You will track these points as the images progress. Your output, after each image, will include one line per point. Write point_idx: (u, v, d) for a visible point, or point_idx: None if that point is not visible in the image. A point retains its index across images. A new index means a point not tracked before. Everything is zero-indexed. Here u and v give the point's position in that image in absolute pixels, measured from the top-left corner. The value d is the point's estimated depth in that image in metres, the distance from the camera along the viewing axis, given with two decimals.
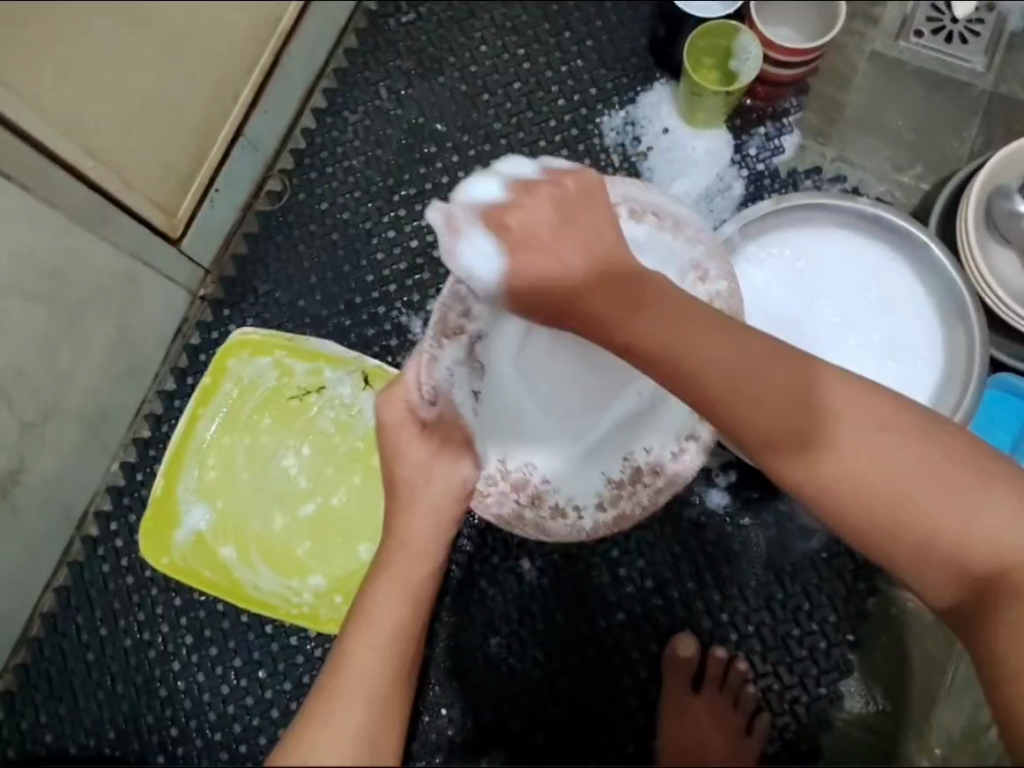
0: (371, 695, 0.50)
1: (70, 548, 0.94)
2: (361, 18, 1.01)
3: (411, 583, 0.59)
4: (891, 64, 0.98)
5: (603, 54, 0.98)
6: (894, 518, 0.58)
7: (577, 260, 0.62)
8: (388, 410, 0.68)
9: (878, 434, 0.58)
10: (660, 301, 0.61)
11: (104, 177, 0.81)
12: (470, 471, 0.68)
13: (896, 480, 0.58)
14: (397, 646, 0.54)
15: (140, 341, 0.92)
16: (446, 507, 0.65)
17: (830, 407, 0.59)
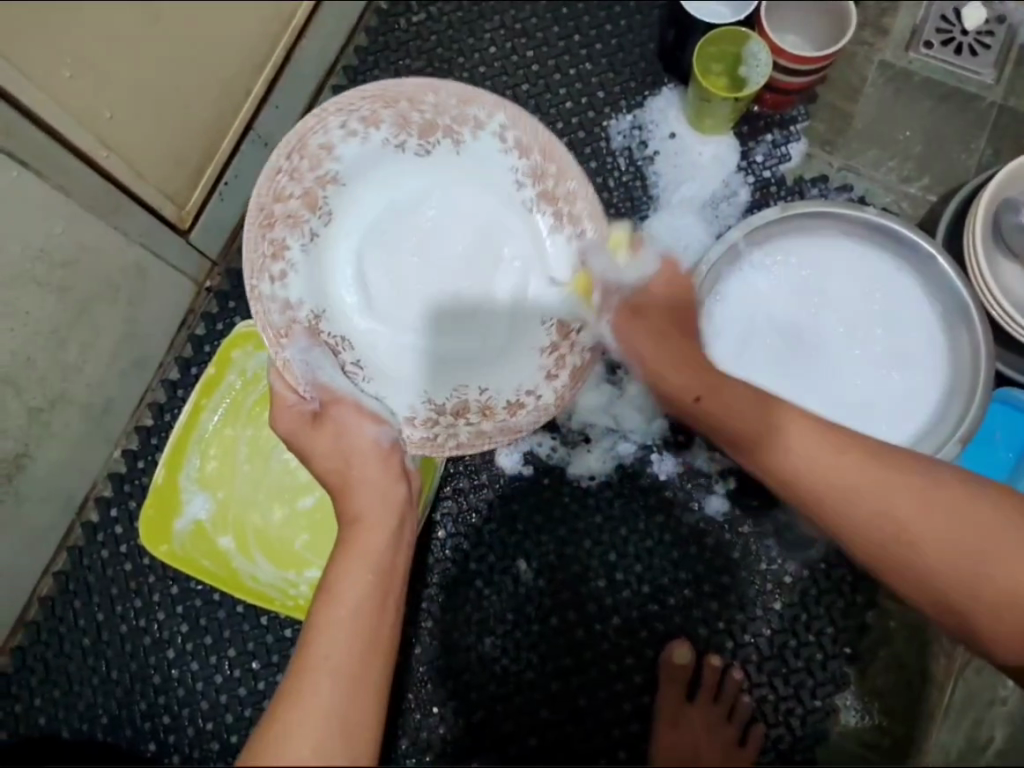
0: (336, 667, 0.50)
1: (70, 534, 0.94)
2: (373, 18, 1.02)
3: (377, 562, 0.59)
4: (900, 75, 0.98)
5: (612, 59, 0.99)
6: (954, 596, 0.64)
7: (682, 362, 0.76)
8: (280, 420, 0.72)
9: (933, 511, 0.64)
10: (746, 401, 0.71)
11: (119, 167, 0.82)
12: (377, 431, 0.72)
13: (954, 556, 0.64)
14: (364, 620, 0.53)
15: (146, 330, 0.93)
16: (384, 474, 0.67)
17: (892, 486, 0.66)
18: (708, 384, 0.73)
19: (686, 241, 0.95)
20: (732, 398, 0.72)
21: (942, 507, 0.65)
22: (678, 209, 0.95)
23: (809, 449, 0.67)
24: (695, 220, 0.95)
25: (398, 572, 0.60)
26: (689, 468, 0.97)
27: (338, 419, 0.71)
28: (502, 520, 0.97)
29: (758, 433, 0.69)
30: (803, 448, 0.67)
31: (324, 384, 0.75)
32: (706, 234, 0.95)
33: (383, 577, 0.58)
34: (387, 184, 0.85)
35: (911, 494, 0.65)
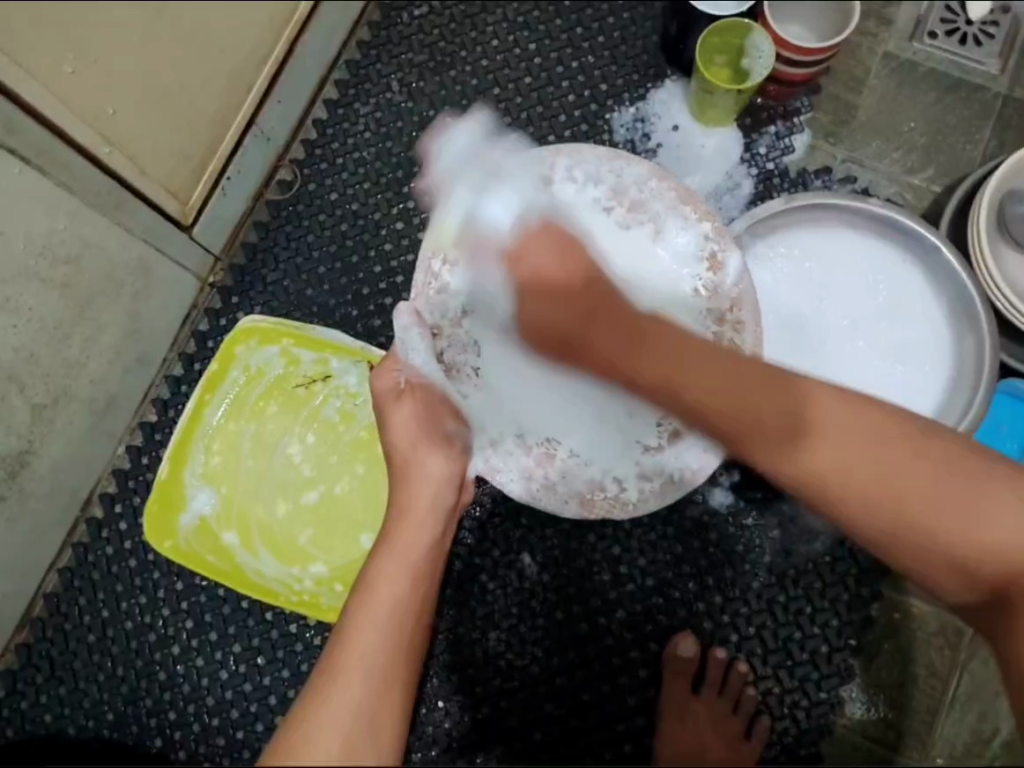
0: (369, 662, 0.52)
1: (75, 530, 0.94)
2: (375, 12, 1.02)
3: (414, 560, 0.60)
4: (904, 65, 0.97)
5: (615, 51, 0.99)
6: (900, 527, 0.62)
7: (577, 284, 0.64)
8: (381, 382, 0.72)
9: (877, 454, 0.62)
10: (629, 331, 0.63)
11: (121, 163, 0.82)
12: (454, 428, 0.73)
13: (893, 487, 0.61)
14: (402, 615, 0.56)
15: (150, 326, 0.93)
16: (447, 473, 0.68)
17: (849, 434, 0.62)
18: (622, 328, 0.64)
19: None
20: (595, 334, 0.63)
21: (882, 451, 0.62)
22: None
23: (742, 375, 0.63)
24: None
25: (433, 563, 0.62)
26: None
27: (422, 400, 0.71)
28: (507, 514, 0.97)
29: (745, 404, 0.63)
30: (722, 381, 0.63)
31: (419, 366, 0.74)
32: None
33: (417, 577, 0.59)
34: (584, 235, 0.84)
35: (861, 430, 0.62)
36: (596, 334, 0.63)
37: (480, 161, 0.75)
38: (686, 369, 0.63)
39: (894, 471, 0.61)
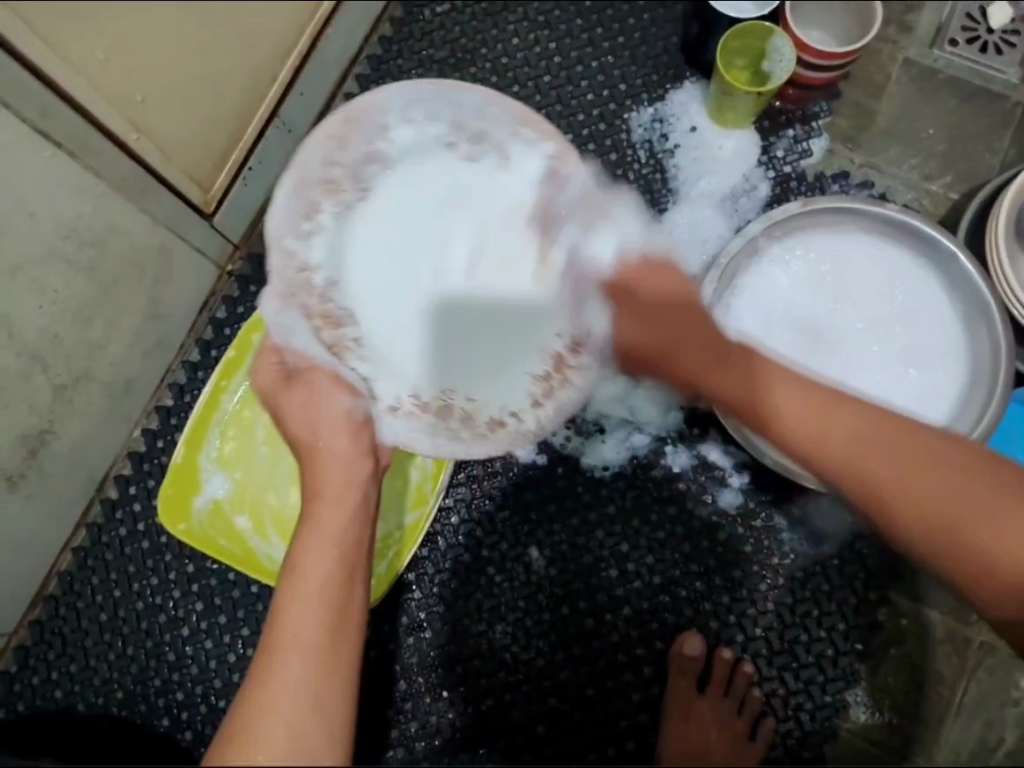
0: (306, 644, 0.50)
1: (89, 510, 0.96)
2: (398, 9, 1.03)
3: (341, 535, 0.58)
4: (924, 72, 0.98)
5: (635, 52, 0.99)
6: (951, 546, 0.58)
7: (677, 296, 0.71)
8: (261, 375, 0.70)
9: (943, 475, 0.59)
10: (710, 355, 0.68)
11: (148, 150, 0.83)
12: (353, 403, 0.68)
13: (955, 514, 0.58)
14: (330, 594, 0.54)
15: (169, 311, 0.94)
16: (355, 448, 0.65)
17: (824, 406, 0.62)
18: (722, 363, 0.67)
19: (705, 236, 0.95)
20: (719, 375, 0.67)
21: (955, 475, 0.59)
22: (697, 202, 0.96)
23: (808, 401, 0.63)
24: (715, 214, 0.95)
25: (360, 536, 0.60)
26: (703, 461, 0.97)
27: (313, 382, 0.68)
28: (515, 508, 0.97)
29: (789, 409, 0.63)
30: (796, 400, 0.63)
31: (298, 348, 0.71)
32: (725, 229, 0.95)
33: (344, 550, 0.57)
34: (405, 184, 0.81)
35: (921, 454, 0.59)
36: (696, 329, 0.69)
37: (348, 132, 0.74)
38: (750, 375, 0.66)
39: (961, 495, 0.58)
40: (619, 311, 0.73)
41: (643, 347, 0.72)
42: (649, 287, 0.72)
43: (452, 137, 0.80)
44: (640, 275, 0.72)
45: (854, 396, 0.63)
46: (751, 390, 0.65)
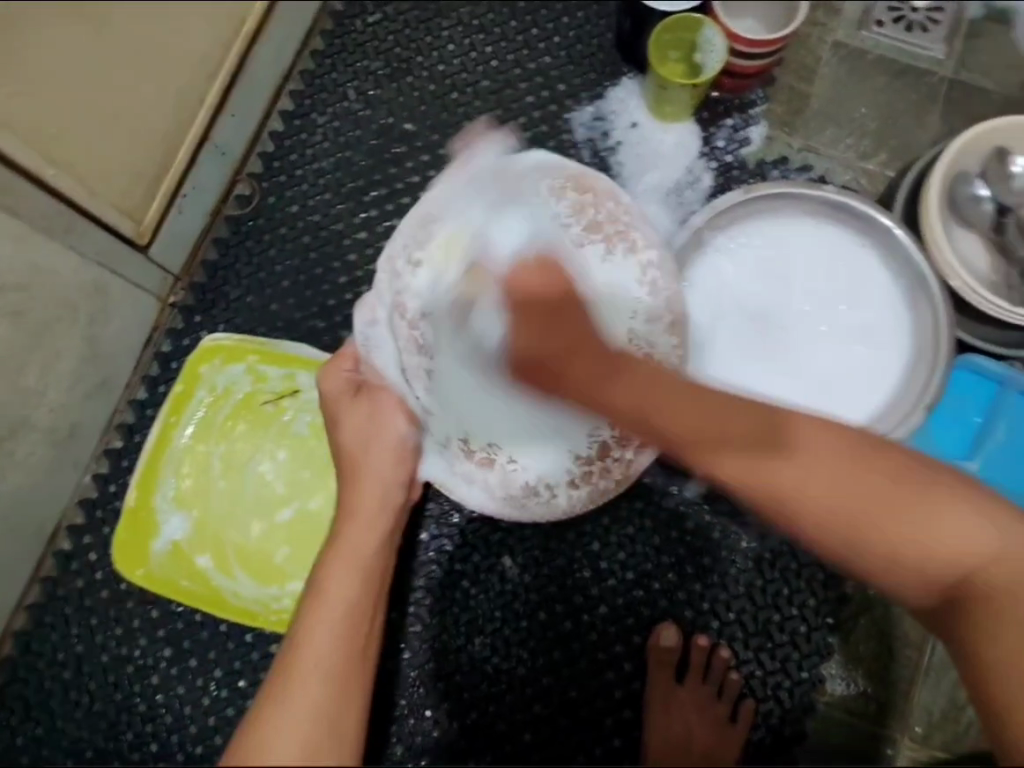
0: (325, 669, 0.52)
1: (43, 564, 0.91)
2: (326, 20, 1.00)
3: (360, 556, 0.61)
4: (854, 54, 0.99)
5: (571, 50, 0.98)
6: (847, 543, 0.60)
7: (582, 340, 0.59)
8: (327, 384, 0.75)
9: (838, 470, 0.60)
10: (670, 395, 0.60)
11: (68, 186, 0.78)
12: (407, 429, 0.72)
13: (847, 513, 0.59)
14: (354, 624, 0.56)
15: (110, 350, 0.90)
16: (393, 475, 0.70)
17: (818, 459, 0.60)
18: (693, 389, 0.61)
19: (653, 231, 0.95)
20: (617, 385, 0.59)
21: (849, 470, 0.60)
22: (643, 197, 0.95)
23: (682, 394, 0.60)
24: (660, 208, 0.95)
25: (383, 564, 0.63)
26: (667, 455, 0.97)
27: (377, 399, 0.73)
28: (484, 520, 0.96)
29: (687, 429, 0.59)
30: (676, 409, 0.59)
31: (375, 364, 0.76)
32: (671, 221, 0.95)
33: (370, 586, 0.59)
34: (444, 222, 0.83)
35: (817, 452, 0.60)
36: (631, 372, 0.60)
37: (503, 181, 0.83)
38: (611, 374, 0.59)
39: (848, 488, 0.59)
40: (517, 326, 0.61)
41: (548, 387, 0.61)
42: (544, 290, 0.61)
43: (564, 190, 0.84)
44: (522, 280, 0.62)
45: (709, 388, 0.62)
46: (610, 404, 0.59)
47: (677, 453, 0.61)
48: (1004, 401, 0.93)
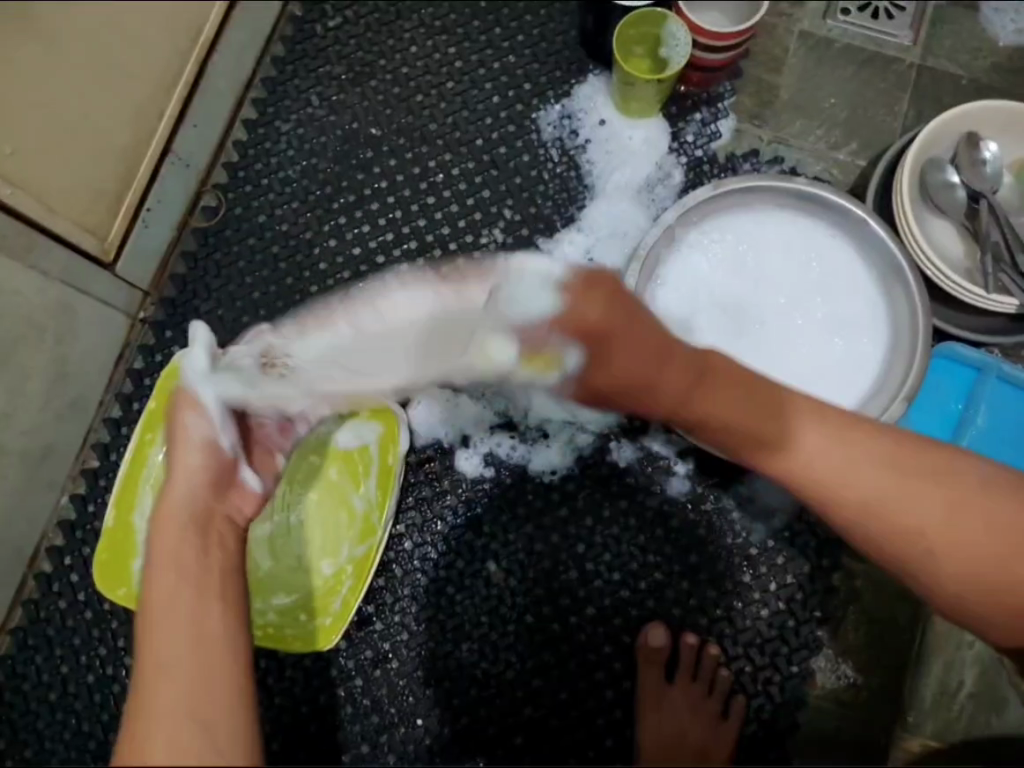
0: (171, 679, 0.53)
1: (24, 587, 0.91)
2: (287, 26, 0.99)
3: (178, 559, 0.62)
4: (821, 42, 0.98)
5: (536, 49, 0.98)
6: (972, 563, 0.65)
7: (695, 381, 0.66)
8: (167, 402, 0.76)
9: (937, 489, 0.66)
10: (795, 422, 0.68)
11: (26, 205, 0.78)
12: (207, 459, 0.72)
13: (969, 536, 0.65)
14: (187, 619, 0.57)
15: (81, 369, 0.89)
16: (186, 511, 0.67)
17: (905, 467, 0.67)
18: (806, 438, 0.68)
19: (625, 229, 0.95)
20: (795, 435, 0.68)
21: (949, 487, 0.66)
22: (614, 196, 0.95)
23: (821, 454, 0.68)
24: (632, 205, 0.95)
25: (212, 557, 0.64)
26: (648, 453, 0.97)
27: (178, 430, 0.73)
28: (468, 525, 0.96)
29: (801, 470, 0.68)
30: (822, 452, 0.67)
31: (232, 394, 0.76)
32: (644, 218, 0.95)
33: (186, 577, 0.60)
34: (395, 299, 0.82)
35: (920, 470, 0.67)
36: (780, 424, 0.68)
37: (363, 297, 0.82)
38: (790, 428, 0.68)
39: (956, 510, 0.65)
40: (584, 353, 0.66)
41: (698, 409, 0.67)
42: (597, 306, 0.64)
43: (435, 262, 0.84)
44: (575, 310, 0.64)
45: (834, 461, 0.68)
46: (800, 452, 0.68)
47: (795, 483, 0.69)
48: (985, 388, 0.93)
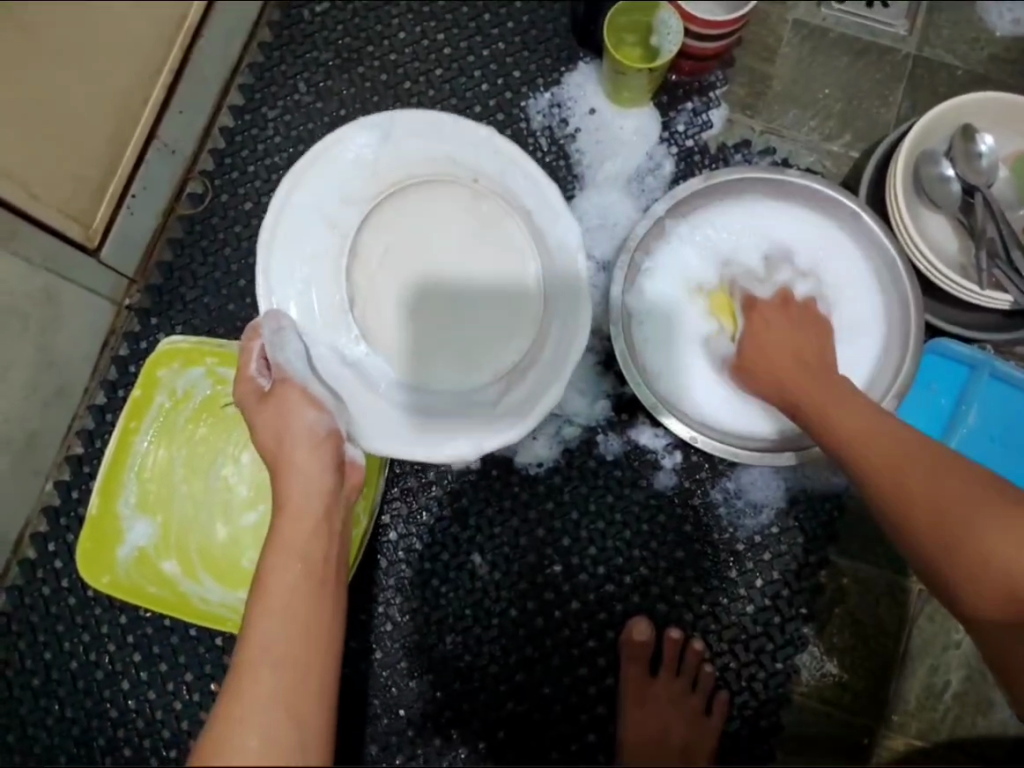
0: (274, 656, 0.52)
1: (8, 573, 0.91)
2: (275, 11, 0.99)
3: (304, 551, 0.60)
4: (815, 31, 0.97)
5: (525, 36, 0.96)
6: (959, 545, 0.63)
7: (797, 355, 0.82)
8: (243, 385, 0.75)
9: (949, 473, 0.65)
10: (800, 378, 0.80)
11: (9, 190, 0.76)
12: (317, 418, 0.72)
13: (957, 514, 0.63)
14: (298, 606, 0.56)
15: (64, 355, 0.89)
16: (316, 464, 0.68)
17: (920, 451, 0.67)
18: (815, 385, 0.78)
19: (615, 220, 0.94)
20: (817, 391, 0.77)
21: (955, 475, 0.65)
22: (603, 187, 0.94)
23: (847, 411, 0.73)
24: (621, 197, 0.94)
25: (326, 554, 0.62)
26: (634, 446, 0.96)
27: (282, 395, 0.73)
28: (453, 516, 0.96)
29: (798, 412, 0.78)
30: (848, 414, 0.72)
31: (282, 364, 0.77)
32: (633, 210, 0.94)
33: (310, 561, 0.60)
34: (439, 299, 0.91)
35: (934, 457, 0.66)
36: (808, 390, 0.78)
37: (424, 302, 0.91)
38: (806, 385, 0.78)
39: (957, 490, 0.64)
40: (763, 333, 0.85)
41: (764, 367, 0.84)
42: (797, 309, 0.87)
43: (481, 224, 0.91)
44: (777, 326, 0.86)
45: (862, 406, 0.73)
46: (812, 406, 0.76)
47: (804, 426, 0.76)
48: (976, 384, 0.92)
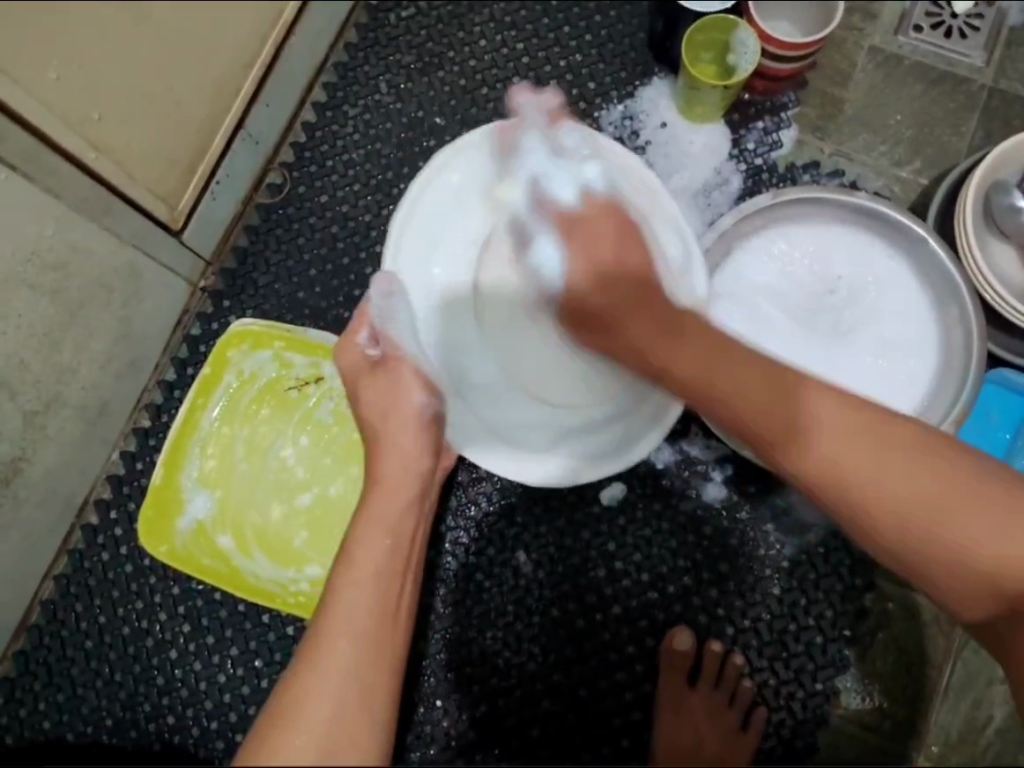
0: (353, 629, 0.54)
1: (70, 536, 0.94)
2: (362, 13, 1.02)
3: (392, 524, 0.63)
4: (890, 58, 0.98)
5: (603, 49, 0.99)
6: (935, 541, 0.62)
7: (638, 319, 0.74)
8: (343, 357, 0.75)
9: (898, 459, 0.63)
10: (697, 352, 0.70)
11: (108, 169, 0.81)
12: (425, 399, 0.73)
13: (931, 506, 0.62)
14: (382, 576, 0.59)
15: (141, 330, 0.92)
16: (415, 444, 0.70)
17: (861, 435, 0.64)
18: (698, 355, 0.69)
19: None
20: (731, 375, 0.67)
21: (911, 462, 0.63)
22: (671, 199, 0.95)
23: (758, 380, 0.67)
24: (688, 209, 0.95)
25: (411, 528, 0.64)
26: (685, 457, 0.97)
27: (395, 369, 0.73)
28: (501, 513, 0.97)
29: (719, 390, 0.68)
30: (752, 392, 0.66)
31: (391, 336, 0.76)
32: (698, 222, 0.95)
33: (395, 535, 0.62)
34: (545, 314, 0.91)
35: (875, 434, 0.64)
36: (720, 371, 0.68)
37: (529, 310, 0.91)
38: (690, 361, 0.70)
39: (919, 480, 0.62)
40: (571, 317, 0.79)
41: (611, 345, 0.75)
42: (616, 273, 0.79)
43: None
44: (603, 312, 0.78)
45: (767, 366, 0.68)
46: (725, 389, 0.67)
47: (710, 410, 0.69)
48: None
